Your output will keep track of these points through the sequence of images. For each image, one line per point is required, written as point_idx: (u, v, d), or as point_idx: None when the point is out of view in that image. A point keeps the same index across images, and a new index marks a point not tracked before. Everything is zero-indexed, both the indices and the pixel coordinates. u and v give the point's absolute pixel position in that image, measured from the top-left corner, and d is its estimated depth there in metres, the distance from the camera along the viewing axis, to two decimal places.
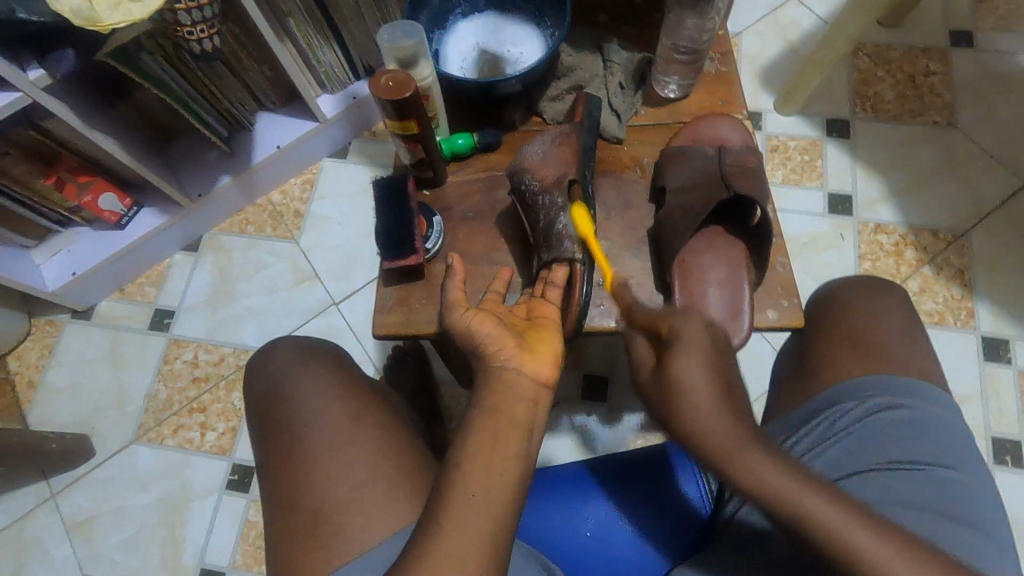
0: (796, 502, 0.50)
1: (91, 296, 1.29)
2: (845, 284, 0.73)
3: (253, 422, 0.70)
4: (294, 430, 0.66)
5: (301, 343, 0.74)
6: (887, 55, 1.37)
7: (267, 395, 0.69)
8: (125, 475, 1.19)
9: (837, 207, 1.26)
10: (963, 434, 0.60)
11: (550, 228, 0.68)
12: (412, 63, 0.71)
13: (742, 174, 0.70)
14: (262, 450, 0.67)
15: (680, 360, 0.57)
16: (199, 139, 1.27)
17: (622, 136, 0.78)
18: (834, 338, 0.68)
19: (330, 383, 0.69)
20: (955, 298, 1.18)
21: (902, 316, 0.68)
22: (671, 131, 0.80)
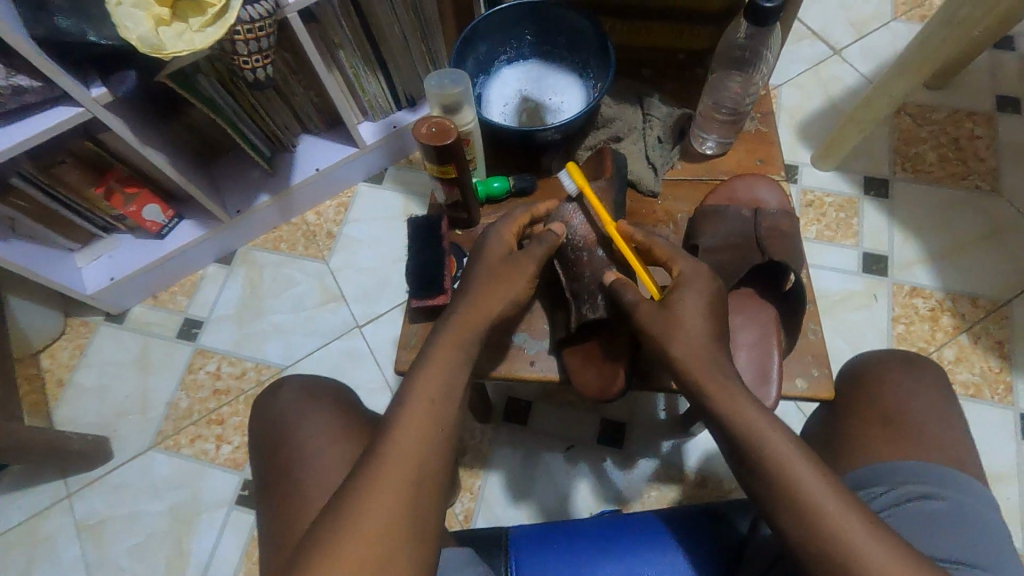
0: (777, 444, 0.52)
1: (125, 301, 1.33)
2: (883, 358, 0.70)
3: (254, 455, 0.70)
4: (292, 470, 0.66)
5: (309, 381, 0.74)
6: (930, 116, 1.36)
7: (271, 436, 0.70)
8: (140, 480, 1.20)
9: (871, 266, 1.24)
10: (1003, 536, 0.56)
11: (586, 277, 0.72)
12: (456, 108, 0.72)
13: (778, 239, 0.69)
14: (259, 486, 0.68)
15: (678, 293, 0.61)
16: (244, 156, 1.32)
17: (657, 189, 0.78)
18: (871, 416, 0.66)
19: (329, 427, 0.68)
20: (993, 370, 1.14)
21: (938, 398, 0.66)
22: (708, 187, 0.80)
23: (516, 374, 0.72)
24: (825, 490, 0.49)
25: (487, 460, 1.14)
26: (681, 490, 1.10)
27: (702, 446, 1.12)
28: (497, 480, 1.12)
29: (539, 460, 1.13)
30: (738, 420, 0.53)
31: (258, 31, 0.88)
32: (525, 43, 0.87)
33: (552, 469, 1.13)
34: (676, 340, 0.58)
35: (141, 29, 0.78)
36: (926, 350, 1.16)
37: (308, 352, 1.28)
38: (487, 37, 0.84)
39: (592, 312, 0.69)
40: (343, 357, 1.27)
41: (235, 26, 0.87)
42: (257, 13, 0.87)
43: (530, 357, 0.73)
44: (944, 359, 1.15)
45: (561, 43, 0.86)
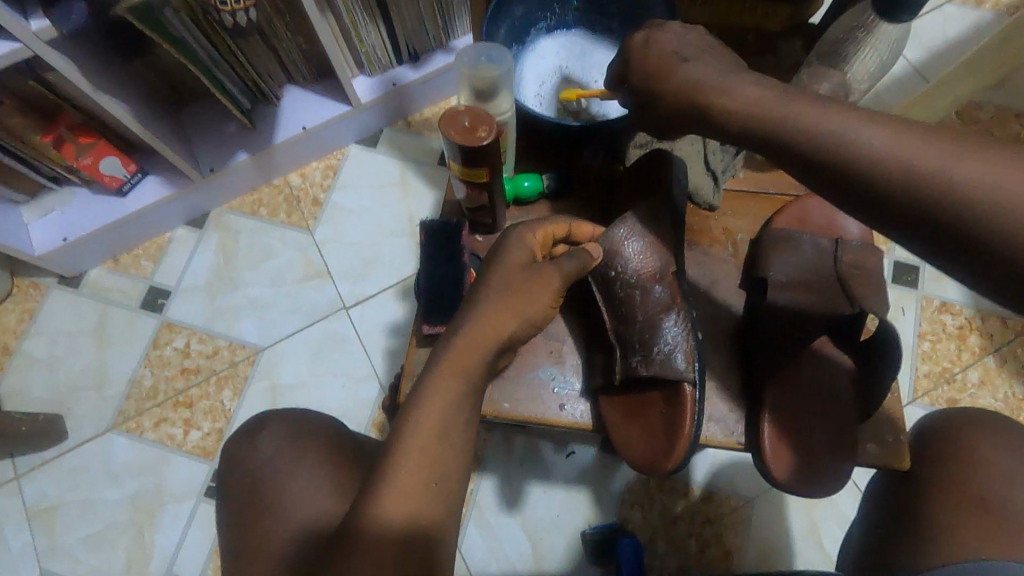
0: (844, 135, 0.47)
1: (81, 264, 1.18)
2: (956, 418, 0.64)
3: (226, 517, 0.60)
4: (273, 534, 0.56)
5: (294, 422, 0.63)
6: (978, 114, 1.25)
7: (250, 490, 0.59)
8: (97, 464, 1.10)
9: (902, 277, 1.16)
10: None
11: (639, 322, 0.62)
12: (491, 93, 0.62)
13: (862, 277, 0.63)
14: (231, 558, 0.57)
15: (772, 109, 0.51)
16: (219, 106, 1.15)
17: (715, 203, 0.72)
18: (951, 494, 0.59)
19: (321, 484, 0.58)
20: (1016, 396, 1.09)
21: (1013, 466, 0.59)
22: (773, 204, 0.74)
23: (541, 418, 0.66)
24: (1011, 173, 0.41)
25: (481, 463, 1.06)
26: (686, 506, 1.04)
27: (711, 460, 1.06)
28: (491, 486, 1.05)
29: (536, 466, 1.06)
30: (945, 214, 0.42)
31: None
32: (568, 9, 0.76)
33: (550, 476, 1.05)
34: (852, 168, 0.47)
35: None
36: (951, 370, 1.10)
37: (288, 334, 1.16)
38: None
39: (644, 368, 0.61)
40: (328, 341, 1.15)
41: None
42: None
43: (559, 401, 0.67)
44: (968, 381, 1.10)
45: (609, 12, 0.75)
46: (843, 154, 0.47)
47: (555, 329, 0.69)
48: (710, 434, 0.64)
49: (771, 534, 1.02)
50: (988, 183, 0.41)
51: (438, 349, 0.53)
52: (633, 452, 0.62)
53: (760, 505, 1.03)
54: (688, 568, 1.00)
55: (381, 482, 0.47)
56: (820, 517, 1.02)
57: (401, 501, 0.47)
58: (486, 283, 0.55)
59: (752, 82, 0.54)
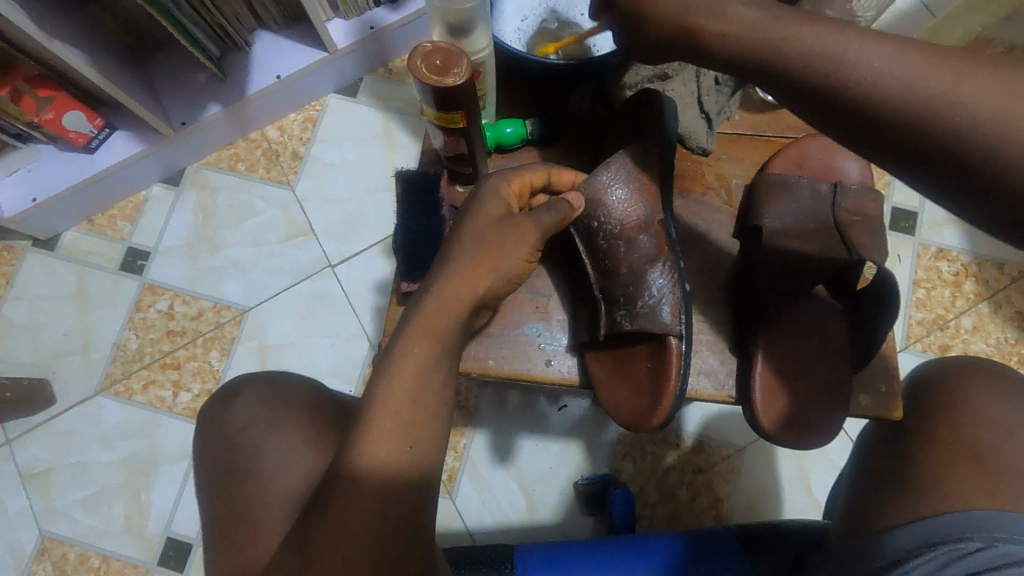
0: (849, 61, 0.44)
1: (55, 225, 1.14)
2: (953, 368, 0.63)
3: (205, 489, 0.59)
4: (258, 498, 0.56)
5: (269, 388, 0.61)
6: None
7: (229, 456, 0.58)
8: (88, 428, 1.09)
9: (899, 224, 1.14)
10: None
11: (623, 273, 0.61)
12: (465, 30, 0.57)
13: (860, 225, 0.61)
14: (214, 529, 0.56)
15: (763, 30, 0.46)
16: (187, 55, 1.09)
17: (710, 147, 0.68)
18: (947, 449, 0.57)
19: (301, 445, 0.57)
20: (1008, 341, 1.08)
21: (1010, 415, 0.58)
22: (770, 147, 0.70)
23: (529, 374, 0.64)
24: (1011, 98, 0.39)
25: (473, 418, 1.06)
26: (677, 456, 1.04)
27: (703, 411, 1.06)
28: (484, 440, 1.05)
29: (527, 419, 1.06)
30: (954, 147, 0.41)
31: None
32: None
33: (543, 429, 1.05)
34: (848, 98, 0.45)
35: None
36: (944, 317, 1.10)
37: (273, 294, 1.14)
38: None
39: (628, 322, 0.60)
40: (315, 300, 1.13)
41: None
42: None
43: (546, 357, 0.65)
44: (961, 327, 1.09)
45: None
46: (847, 80, 0.44)
47: (541, 284, 0.67)
48: (702, 388, 0.63)
49: (760, 482, 1.03)
50: (992, 112, 0.40)
51: (419, 307, 0.51)
52: (618, 407, 0.61)
53: (750, 453, 1.04)
54: (679, 515, 1.01)
55: (362, 444, 0.46)
56: (809, 463, 1.04)
57: (385, 462, 0.46)
58: (467, 237, 0.53)
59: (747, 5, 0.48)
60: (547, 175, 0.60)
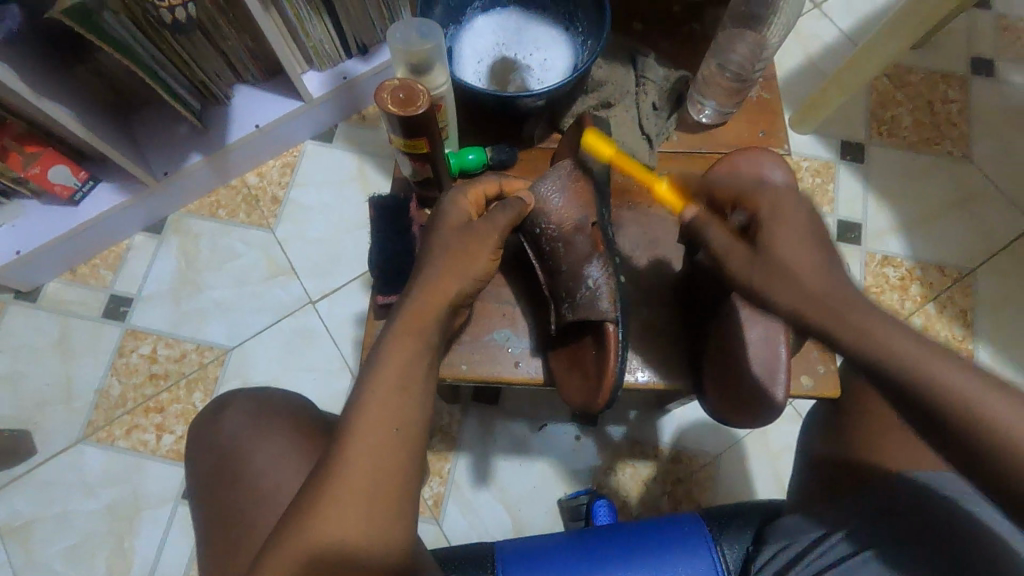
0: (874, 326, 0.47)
1: (38, 277, 1.16)
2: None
3: (197, 498, 0.62)
4: (247, 503, 0.58)
5: (256, 398, 0.65)
6: (907, 77, 1.32)
7: (219, 464, 0.61)
8: (70, 477, 1.09)
9: (846, 235, 1.22)
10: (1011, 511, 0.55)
11: (565, 269, 0.67)
12: (423, 68, 0.64)
13: None
14: (207, 537, 0.59)
15: (781, 232, 0.55)
16: (169, 110, 1.14)
17: (652, 163, 0.75)
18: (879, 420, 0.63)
19: (289, 451, 0.61)
20: (956, 338, 1.16)
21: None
22: (706, 161, 0.76)
23: (498, 377, 0.69)
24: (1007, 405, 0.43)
25: (457, 442, 1.08)
26: (656, 466, 1.08)
27: (679, 421, 1.10)
28: (468, 462, 1.07)
29: (508, 440, 1.08)
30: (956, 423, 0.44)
31: None
32: None
33: (524, 448, 1.08)
34: (785, 292, 0.51)
35: None
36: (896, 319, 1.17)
37: (256, 333, 1.16)
38: None
39: (571, 312, 0.65)
40: (297, 336, 1.16)
41: None
42: None
43: (514, 359, 0.70)
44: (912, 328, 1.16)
45: None
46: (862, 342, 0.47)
47: (508, 296, 0.72)
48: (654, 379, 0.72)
49: (737, 487, 1.07)
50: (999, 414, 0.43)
51: (393, 316, 0.56)
52: (571, 394, 0.65)
53: (726, 459, 1.08)
54: None
55: (343, 447, 0.49)
56: (782, 466, 1.08)
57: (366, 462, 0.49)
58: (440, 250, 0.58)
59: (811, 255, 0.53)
60: (499, 185, 0.66)
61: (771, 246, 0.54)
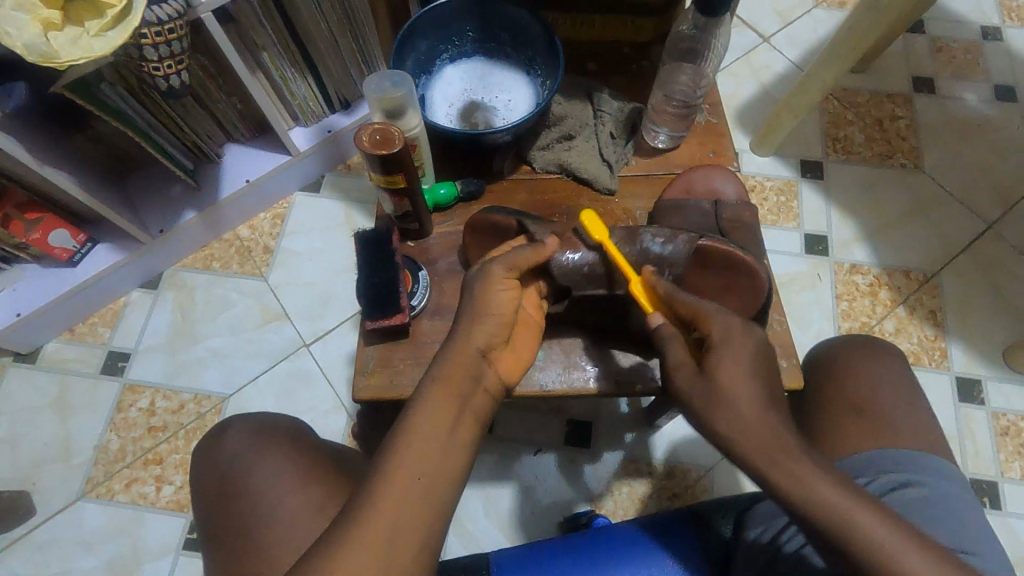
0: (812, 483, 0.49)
1: (37, 339, 1.19)
2: (846, 342, 0.73)
3: (203, 521, 0.65)
4: (249, 522, 0.61)
5: (254, 424, 0.68)
6: (855, 99, 1.41)
7: (220, 487, 0.64)
8: (69, 535, 1.09)
9: (813, 247, 1.28)
10: (966, 497, 0.60)
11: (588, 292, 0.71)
12: (399, 113, 0.71)
13: (738, 230, 0.73)
14: (213, 556, 0.62)
15: (725, 366, 0.54)
16: (163, 171, 1.21)
17: (615, 186, 0.81)
18: (841, 409, 0.68)
19: (286, 470, 0.64)
20: (929, 338, 1.21)
21: (891, 377, 0.69)
22: (663, 182, 0.83)
23: None
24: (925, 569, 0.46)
25: None
26: (650, 482, 1.09)
27: (670, 436, 1.12)
28: (466, 492, 1.09)
29: (504, 468, 1.10)
30: None
31: (168, 34, 0.82)
32: (468, 40, 0.86)
33: (521, 475, 1.10)
34: (724, 423, 0.52)
35: (27, 35, 0.69)
36: (869, 324, 1.22)
37: (252, 378, 1.19)
38: (427, 34, 0.82)
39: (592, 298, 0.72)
40: (293, 379, 1.19)
41: (140, 30, 0.80)
42: (165, 13, 0.80)
43: None
44: (885, 330, 1.21)
45: (504, 40, 0.86)
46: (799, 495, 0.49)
47: None
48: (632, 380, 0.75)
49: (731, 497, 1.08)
50: None
51: None
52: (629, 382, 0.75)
53: (718, 472, 1.10)
54: None
55: None
56: None
57: None
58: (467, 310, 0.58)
59: (756, 403, 0.52)
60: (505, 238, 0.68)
61: (713, 379, 0.54)
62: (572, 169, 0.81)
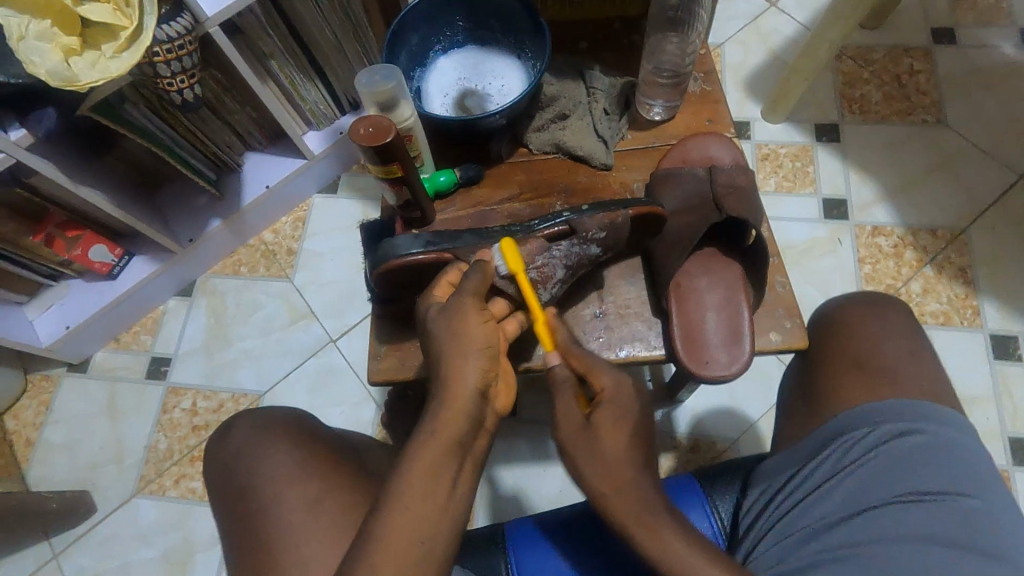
0: None
1: (85, 349, 1.27)
2: (849, 300, 0.73)
3: (216, 509, 0.69)
4: (257, 511, 0.65)
5: (256, 418, 0.72)
6: (871, 56, 1.37)
7: (229, 478, 0.68)
8: (126, 529, 1.17)
9: (832, 211, 1.25)
10: (971, 448, 0.60)
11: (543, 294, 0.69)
12: (392, 105, 0.73)
13: (734, 194, 0.75)
14: (228, 541, 0.66)
15: (610, 420, 0.57)
16: (188, 184, 1.27)
17: (610, 161, 0.83)
18: (841, 362, 0.68)
19: (287, 461, 0.67)
20: (959, 297, 1.17)
21: (896, 329, 0.69)
22: (659, 153, 0.84)
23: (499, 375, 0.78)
24: None
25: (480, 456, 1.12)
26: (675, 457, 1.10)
27: (692, 410, 1.11)
28: (494, 474, 1.11)
29: (530, 449, 1.12)
30: None
31: (179, 50, 0.86)
32: (458, 30, 0.88)
33: (545, 456, 1.12)
34: (625, 446, 0.58)
35: (49, 62, 0.74)
36: (895, 286, 1.19)
37: (284, 374, 1.25)
38: (418, 27, 0.85)
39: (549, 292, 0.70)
40: (323, 374, 1.24)
41: (153, 48, 0.85)
42: (174, 31, 0.85)
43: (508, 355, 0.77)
44: (912, 292, 1.18)
45: (493, 26, 0.87)
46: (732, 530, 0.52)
47: None
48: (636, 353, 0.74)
49: None
50: None
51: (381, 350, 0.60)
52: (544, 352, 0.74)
53: (743, 444, 1.09)
54: None
55: None
56: None
57: None
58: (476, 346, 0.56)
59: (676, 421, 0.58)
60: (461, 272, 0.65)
61: (599, 434, 0.56)
62: (568, 148, 0.82)
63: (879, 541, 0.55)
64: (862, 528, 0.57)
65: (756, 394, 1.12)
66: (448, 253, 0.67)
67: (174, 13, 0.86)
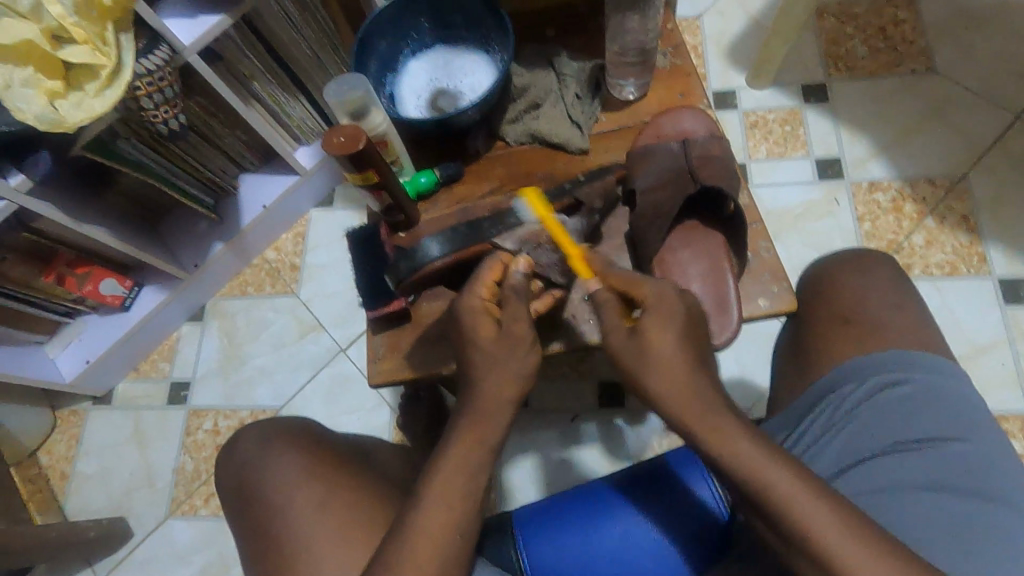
0: (787, 480, 0.49)
1: (107, 381, 1.31)
2: (835, 257, 0.73)
3: (231, 517, 0.71)
4: (269, 516, 0.67)
5: (263, 428, 0.74)
6: (853, 11, 1.34)
7: (241, 487, 0.71)
8: (164, 550, 1.21)
9: (826, 171, 1.24)
10: (961, 389, 0.61)
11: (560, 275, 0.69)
12: (363, 112, 0.75)
13: (709, 165, 0.76)
14: (245, 547, 0.68)
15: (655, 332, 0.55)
16: (188, 211, 1.30)
17: (587, 146, 0.83)
18: (828, 319, 0.68)
19: (293, 467, 0.69)
20: (963, 245, 1.15)
21: (880, 281, 0.69)
22: (634, 131, 0.85)
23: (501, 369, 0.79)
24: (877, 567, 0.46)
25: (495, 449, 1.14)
26: None
27: None
28: (511, 465, 1.12)
29: (545, 438, 1.13)
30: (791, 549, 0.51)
31: (159, 82, 0.89)
32: (424, 32, 0.89)
33: (561, 444, 1.13)
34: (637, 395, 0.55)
35: (36, 106, 0.76)
36: (897, 241, 1.17)
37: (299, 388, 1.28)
38: (385, 33, 0.86)
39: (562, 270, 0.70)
40: (337, 383, 1.27)
41: (134, 83, 0.87)
42: (153, 63, 0.88)
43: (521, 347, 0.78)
44: (915, 246, 1.17)
45: (458, 24, 0.89)
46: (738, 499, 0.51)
47: None
48: None
49: None
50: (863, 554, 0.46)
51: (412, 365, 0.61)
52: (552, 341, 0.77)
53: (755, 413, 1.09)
54: None
55: None
56: None
57: None
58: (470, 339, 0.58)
59: None
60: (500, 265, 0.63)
61: None
62: (544, 136, 0.83)
63: (872, 492, 0.57)
64: (854, 481, 0.59)
65: (765, 362, 1.11)
66: (487, 242, 0.69)
67: (151, 46, 0.89)
